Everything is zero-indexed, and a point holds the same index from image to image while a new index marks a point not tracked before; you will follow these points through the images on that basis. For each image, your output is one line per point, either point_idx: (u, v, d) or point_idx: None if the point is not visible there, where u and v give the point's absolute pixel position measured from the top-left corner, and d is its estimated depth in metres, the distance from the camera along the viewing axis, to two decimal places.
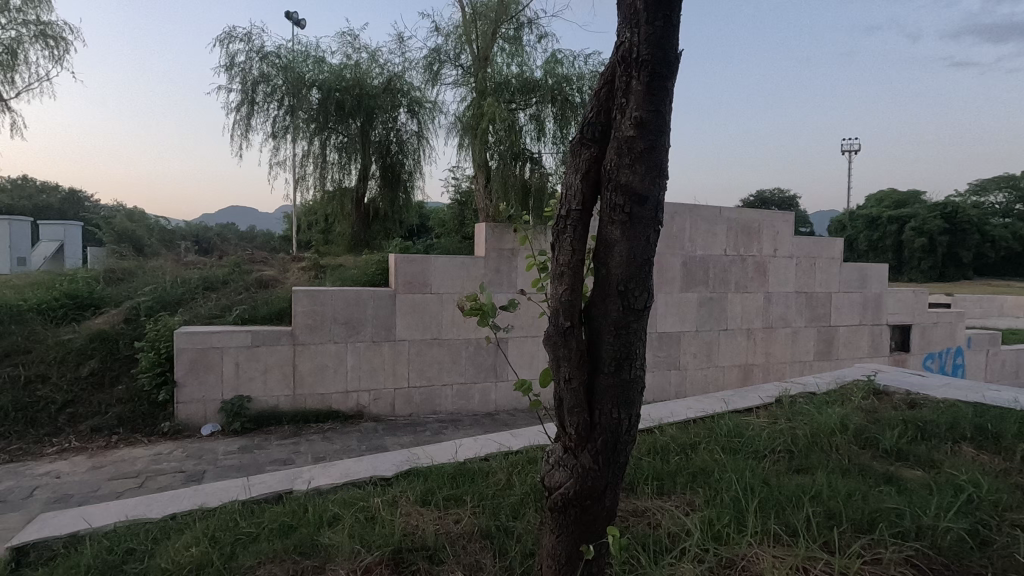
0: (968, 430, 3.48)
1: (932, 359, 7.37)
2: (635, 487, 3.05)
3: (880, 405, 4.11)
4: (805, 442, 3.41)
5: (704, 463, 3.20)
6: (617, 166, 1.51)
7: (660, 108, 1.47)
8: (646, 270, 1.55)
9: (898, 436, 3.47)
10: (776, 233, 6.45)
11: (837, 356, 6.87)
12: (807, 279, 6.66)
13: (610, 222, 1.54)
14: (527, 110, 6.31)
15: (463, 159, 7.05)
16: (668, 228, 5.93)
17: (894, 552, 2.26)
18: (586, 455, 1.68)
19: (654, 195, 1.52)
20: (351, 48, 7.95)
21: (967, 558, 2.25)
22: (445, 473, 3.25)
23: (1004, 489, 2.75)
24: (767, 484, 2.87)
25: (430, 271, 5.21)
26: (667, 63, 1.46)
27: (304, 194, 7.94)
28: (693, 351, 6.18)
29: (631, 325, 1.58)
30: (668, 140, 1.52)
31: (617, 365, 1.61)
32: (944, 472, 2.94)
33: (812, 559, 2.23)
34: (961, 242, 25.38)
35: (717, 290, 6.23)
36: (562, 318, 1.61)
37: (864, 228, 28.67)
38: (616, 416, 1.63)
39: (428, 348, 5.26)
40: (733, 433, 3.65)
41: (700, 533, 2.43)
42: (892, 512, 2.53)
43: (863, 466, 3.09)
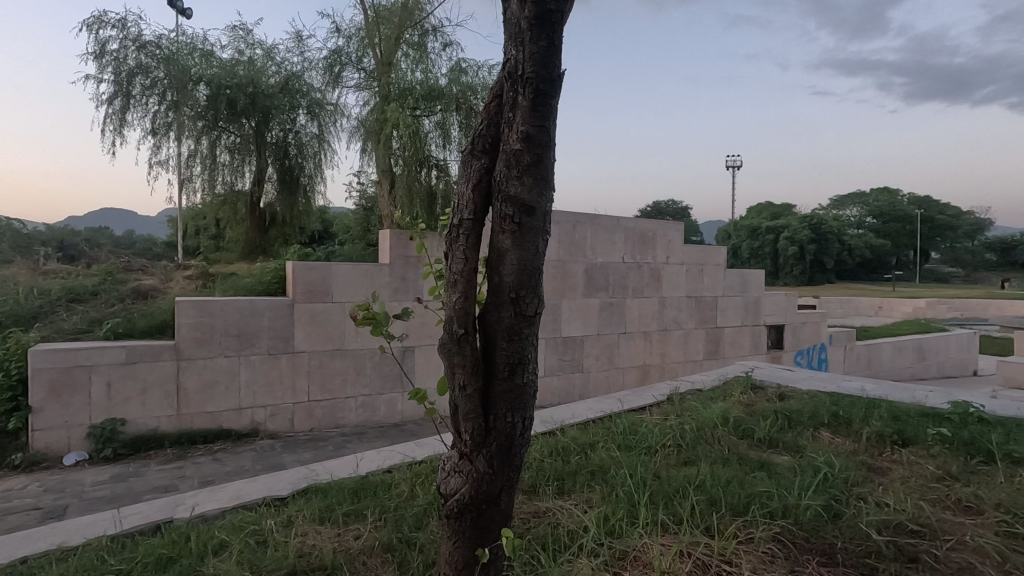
0: (826, 417, 3.93)
1: (801, 355, 8.23)
2: (537, 489, 3.13)
3: (756, 398, 4.54)
4: (692, 435, 3.69)
5: (602, 460, 3.35)
6: (506, 178, 1.56)
7: (545, 123, 1.54)
8: (537, 278, 1.61)
9: (771, 425, 3.85)
10: (668, 241, 6.91)
11: (723, 354, 7.47)
12: (696, 284, 7.20)
13: (501, 232, 1.59)
14: (432, 117, 6.23)
15: (367, 164, 6.89)
16: (571, 236, 6.17)
17: (764, 531, 2.50)
18: (481, 460, 1.70)
19: (542, 205, 1.58)
20: (243, 43, 7.50)
21: (822, 530, 2.54)
22: (345, 488, 3.14)
23: (853, 467, 3.14)
24: (658, 477, 3.07)
25: (331, 279, 5.01)
26: (551, 81, 1.53)
27: (191, 197, 7.40)
28: (595, 354, 6.44)
29: (523, 330, 1.63)
30: (554, 153, 1.60)
31: (511, 370, 1.65)
32: (807, 456, 3.30)
33: (695, 543, 2.42)
34: (825, 250, 28.65)
35: (616, 296, 6.56)
36: (456, 326, 1.63)
37: (746, 237, 31.50)
38: (510, 420, 1.68)
39: (330, 360, 5.06)
40: (629, 430, 3.86)
41: (596, 528, 2.55)
42: (765, 495, 2.80)
43: (741, 454, 3.38)
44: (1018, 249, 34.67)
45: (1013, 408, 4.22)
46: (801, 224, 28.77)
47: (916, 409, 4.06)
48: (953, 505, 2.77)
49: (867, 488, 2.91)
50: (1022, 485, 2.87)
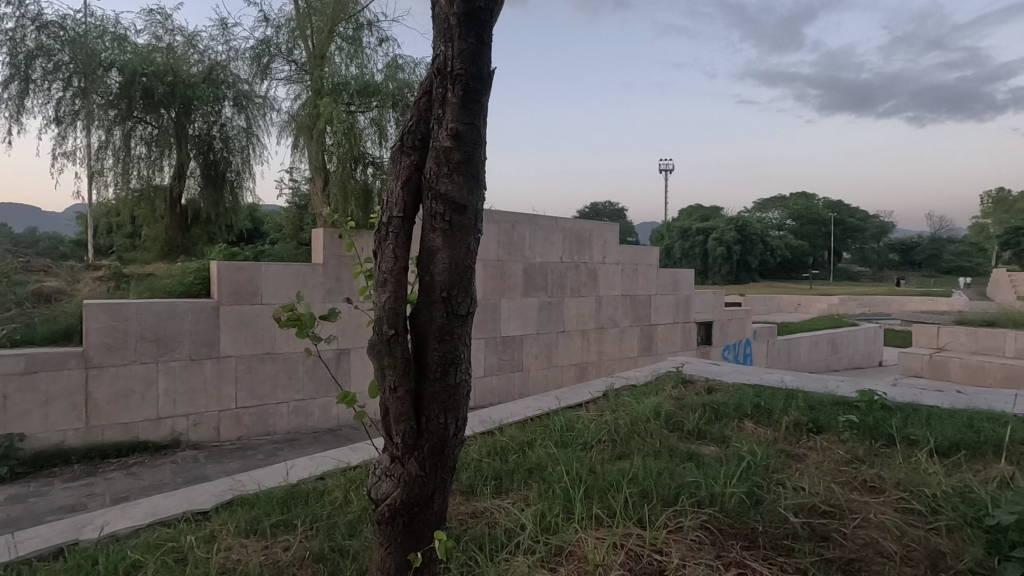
0: (749, 408, 4.15)
1: (728, 350, 8.66)
2: (474, 489, 3.12)
3: (686, 392, 4.73)
4: (626, 429, 3.79)
5: (539, 458, 3.38)
6: (436, 175, 1.54)
7: (475, 121, 1.53)
8: (469, 277, 1.59)
9: (699, 418, 4.02)
10: (604, 241, 7.07)
11: (656, 350, 7.74)
12: (631, 283, 7.42)
13: (431, 231, 1.56)
14: (367, 114, 6.07)
15: (298, 160, 6.63)
16: (509, 236, 6.19)
17: (693, 520, 2.60)
18: (413, 463, 1.68)
19: (473, 203, 1.57)
20: (161, 28, 7.01)
21: (745, 516, 2.67)
22: (274, 498, 3.00)
23: (773, 454, 3.33)
24: (593, 472, 3.13)
25: (260, 280, 4.78)
26: (481, 79, 1.52)
27: (102, 191, 6.86)
28: (534, 352, 6.50)
29: (455, 330, 1.61)
30: (484, 151, 1.59)
31: (443, 370, 1.63)
32: (731, 446, 3.48)
33: (627, 535, 2.48)
34: (750, 251, 30.33)
35: (555, 295, 6.64)
36: (385, 326, 1.59)
37: (678, 237, 32.82)
38: (443, 421, 1.66)
39: (259, 364, 4.82)
40: (566, 428, 3.92)
41: (532, 526, 2.57)
42: (693, 485, 2.91)
43: (671, 447, 3.51)
44: (916, 250, 38.07)
45: (911, 394, 4.62)
46: (729, 226, 30.31)
47: (829, 398, 4.36)
48: (860, 486, 2.99)
49: (785, 473, 3.10)
50: (918, 464, 3.15)
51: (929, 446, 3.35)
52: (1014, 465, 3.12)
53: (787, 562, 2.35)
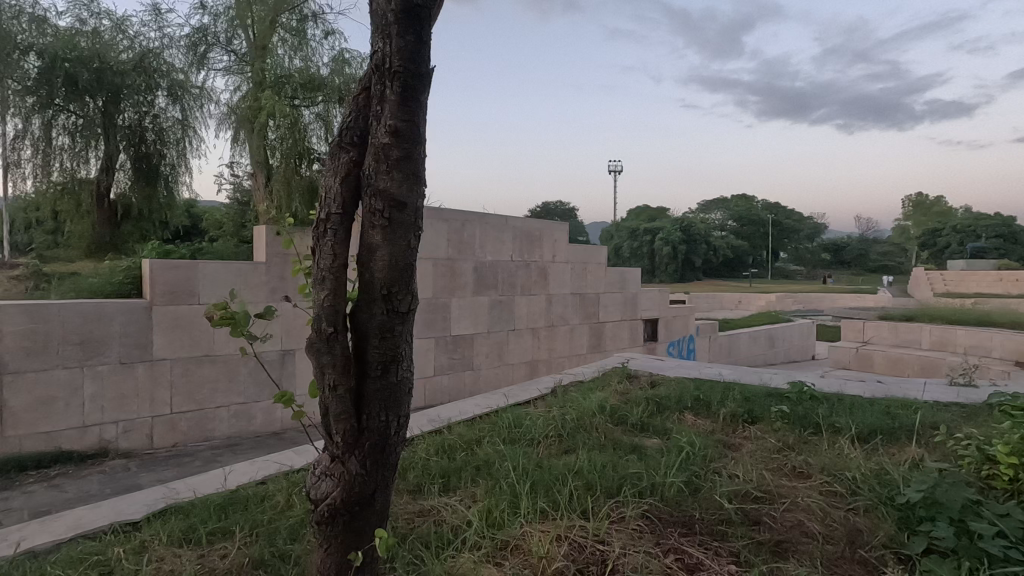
0: (690, 401, 4.32)
1: (673, 346, 8.96)
2: (421, 488, 3.11)
3: (631, 387, 4.87)
4: (572, 424, 3.87)
5: (487, 455, 3.41)
6: (375, 172, 1.53)
7: (414, 118, 1.53)
8: (410, 273, 1.59)
9: (643, 411, 4.16)
10: (555, 241, 7.16)
11: (604, 347, 7.90)
12: (580, 282, 7.55)
13: (370, 227, 1.55)
14: (312, 108, 5.91)
15: (239, 154, 6.41)
16: (459, 234, 6.17)
17: (634, 509, 2.69)
18: (354, 462, 1.66)
19: (413, 200, 1.57)
20: (85, 10, 6.59)
21: (683, 504, 2.79)
22: (211, 504, 2.89)
23: (711, 445, 3.49)
24: (540, 467, 3.18)
25: (197, 279, 4.58)
26: (420, 76, 1.52)
27: (19, 184, 6.40)
28: (485, 351, 6.51)
29: (396, 328, 1.61)
30: (424, 149, 1.59)
31: (384, 367, 1.62)
32: (672, 438, 3.61)
33: (570, 527, 2.54)
34: (695, 250, 31.44)
35: (505, 294, 6.68)
36: (324, 324, 1.57)
37: (627, 237, 33.60)
38: (384, 419, 1.65)
39: (197, 367, 4.62)
40: (514, 424, 3.96)
41: (478, 522, 2.59)
42: (635, 476, 3.01)
43: (615, 440, 3.61)
44: (845, 250, 40.50)
45: (836, 385, 4.93)
46: (674, 226, 31.31)
47: (763, 390, 4.61)
48: (789, 472, 3.18)
49: (721, 463, 3.25)
50: (840, 450, 3.36)
51: (852, 432, 3.58)
52: (924, 447, 3.38)
53: (721, 546, 2.46)
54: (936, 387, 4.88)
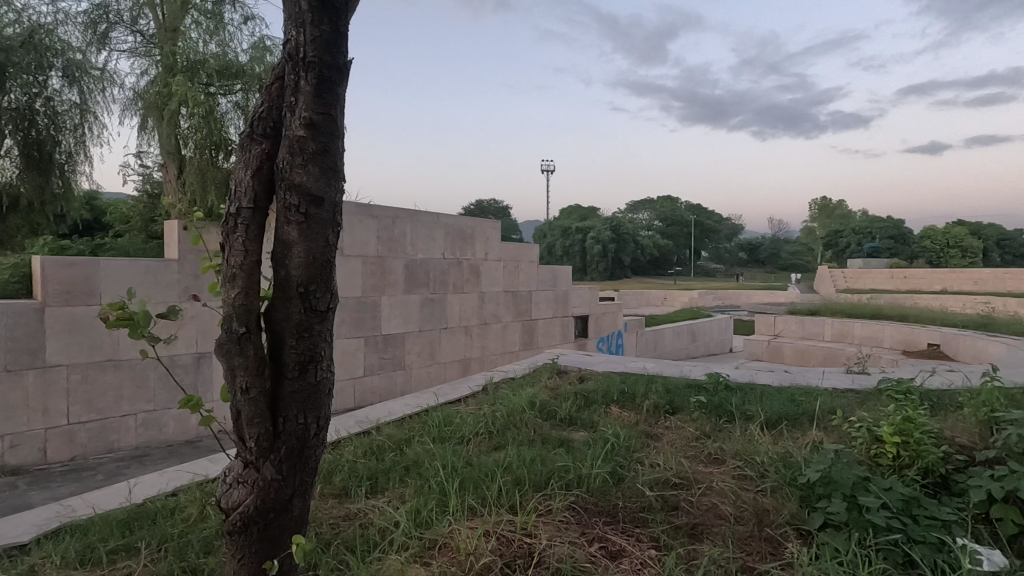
0: (616, 394, 4.47)
1: (602, 342, 9.24)
2: (348, 492, 3.04)
3: (560, 382, 4.99)
4: (502, 421, 3.91)
5: (417, 454, 3.37)
6: (290, 165, 1.47)
7: (331, 111, 1.48)
8: (328, 271, 1.54)
9: (571, 405, 4.26)
10: (487, 238, 7.18)
11: (536, 344, 8.02)
12: (513, 280, 7.61)
13: (285, 223, 1.49)
14: (229, 97, 5.58)
15: (147, 143, 5.95)
16: (390, 231, 6.05)
17: (561, 501, 2.75)
18: (269, 467, 1.60)
19: (331, 196, 1.52)
20: None
21: (608, 494, 2.88)
22: (113, 520, 2.68)
23: (634, 435, 3.63)
24: (470, 464, 3.19)
25: (98, 278, 4.21)
26: (336, 69, 1.48)
27: None
28: (417, 350, 6.42)
29: (314, 327, 1.56)
30: (343, 143, 1.55)
31: (302, 368, 1.57)
32: (599, 430, 3.72)
33: (498, 522, 2.56)
34: (623, 249, 32.56)
35: (437, 292, 6.62)
36: (236, 324, 1.51)
37: (559, 236, 34.22)
38: (302, 421, 1.60)
39: (99, 373, 4.25)
40: (444, 423, 3.94)
41: (406, 522, 2.56)
42: (563, 469, 3.08)
43: (544, 435, 3.67)
44: (759, 249, 43.31)
45: (749, 375, 5.28)
46: (604, 226, 32.27)
47: (683, 381, 4.85)
48: (705, 458, 3.37)
49: (643, 452, 3.39)
50: (751, 436, 3.60)
51: (761, 419, 3.84)
52: (824, 430, 3.68)
53: (642, 532, 2.57)
54: (834, 375, 5.33)
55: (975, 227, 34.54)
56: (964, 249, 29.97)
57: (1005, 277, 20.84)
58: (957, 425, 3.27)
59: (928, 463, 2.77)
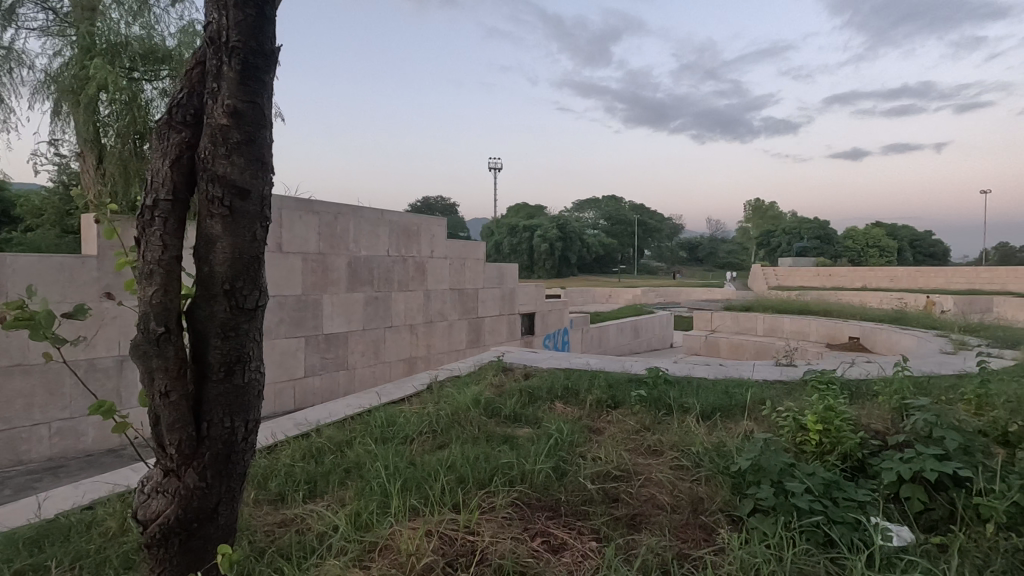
0: (560, 390, 4.53)
1: (548, 339, 9.34)
2: (285, 497, 2.93)
3: (505, 379, 5.00)
4: (447, 419, 3.88)
5: (358, 456, 3.29)
6: (212, 155, 1.40)
7: (257, 99, 1.42)
8: (256, 267, 1.47)
9: (516, 402, 4.28)
10: (432, 236, 7.09)
11: (482, 342, 8.02)
12: (459, 277, 7.56)
13: (208, 216, 1.41)
14: (155, 83, 5.24)
15: (61, 130, 5.50)
16: (332, 227, 5.87)
17: (504, 498, 2.75)
18: (192, 474, 1.52)
19: (258, 188, 1.45)
20: None
21: (551, 488, 2.92)
22: (19, 539, 2.46)
23: (577, 430, 3.68)
24: (412, 464, 3.15)
25: (3, 276, 3.85)
26: (263, 54, 1.42)
27: None
28: (360, 350, 6.27)
29: (241, 326, 1.48)
30: (270, 134, 1.48)
31: (228, 370, 1.49)
32: (543, 426, 3.76)
33: (440, 521, 2.53)
34: (570, 247, 33.08)
35: (381, 290, 6.49)
36: (153, 323, 1.43)
37: (507, 234, 34.29)
38: (228, 425, 1.52)
39: (5, 379, 3.90)
40: (386, 423, 3.87)
41: (345, 525, 2.49)
42: (506, 466, 3.08)
43: (488, 433, 3.66)
44: (698, 249, 45.12)
45: (686, 369, 5.48)
46: (552, 224, 32.66)
47: (625, 376, 4.98)
48: (645, 450, 3.46)
49: (585, 447, 3.44)
50: (687, 427, 3.73)
51: (697, 411, 3.99)
52: (754, 420, 3.87)
53: (583, 525, 2.62)
54: (764, 367, 5.62)
55: (890, 228, 37.32)
56: (880, 249, 32.38)
57: (915, 275, 22.66)
58: (873, 412, 3.51)
59: (847, 448, 2.95)
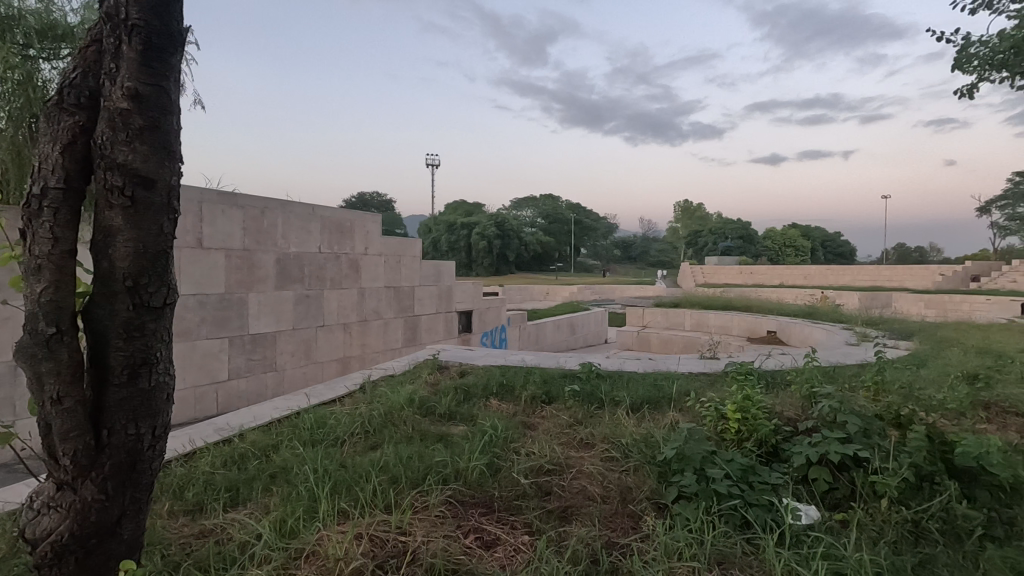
0: (495, 387, 4.55)
1: (486, 336, 9.35)
2: (203, 507, 2.77)
3: (440, 377, 4.96)
4: (380, 420, 3.80)
5: (284, 460, 3.16)
6: (111, 141, 1.30)
7: (161, 82, 1.33)
8: (163, 262, 1.38)
9: (451, 400, 4.26)
10: (366, 232, 6.92)
11: (418, 340, 7.91)
12: (394, 275, 7.42)
13: (107, 207, 1.31)
14: (54, 62, 4.77)
15: None
16: (258, 222, 5.60)
17: (438, 496, 2.73)
18: (90, 487, 1.40)
19: (165, 178, 1.36)
20: None
21: (484, 485, 2.92)
22: None
23: (511, 426, 3.71)
24: (343, 466, 3.06)
25: None
26: (168, 35, 1.34)
27: None
28: (289, 350, 6.02)
29: (147, 326, 1.38)
30: (178, 121, 1.40)
31: (131, 373, 1.39)
32: (477, 423, 3.75)
33: (371, 523, 2.48)
34: (508, 245, 33.24)
35: (312, 288, 6.26)
36: (43, 324, 1.32)
37: (444, 231, 33.96)
38: (132, 432, 1.42)
39: None
40: (316, 425, 3.74)
41: (269, 533, 2.38)
42: (440, 464, 3.06)
43: (422, 431, 3.62)
44: (631, 248, 46.66)
45: (617, 363, 5.64)
46: (490, 221, 32.71)
47: (558, 372, 5.07)
48: (577, 444, 3.54)
49: (519, 442, 3.48)
50: (618, 420, 3.84)
51: (627, 404, 4.13)
52: (680, 411, 4.05)
53: (516, 520, 2.64)
54: (689, 360, 5.88)
55: (804, 229, 40.10)
56: (795, 249, 34.72)
57: (826, 273, 24.47)
58: (786, 401, 3.76)
59: (762, 435, 3.14)
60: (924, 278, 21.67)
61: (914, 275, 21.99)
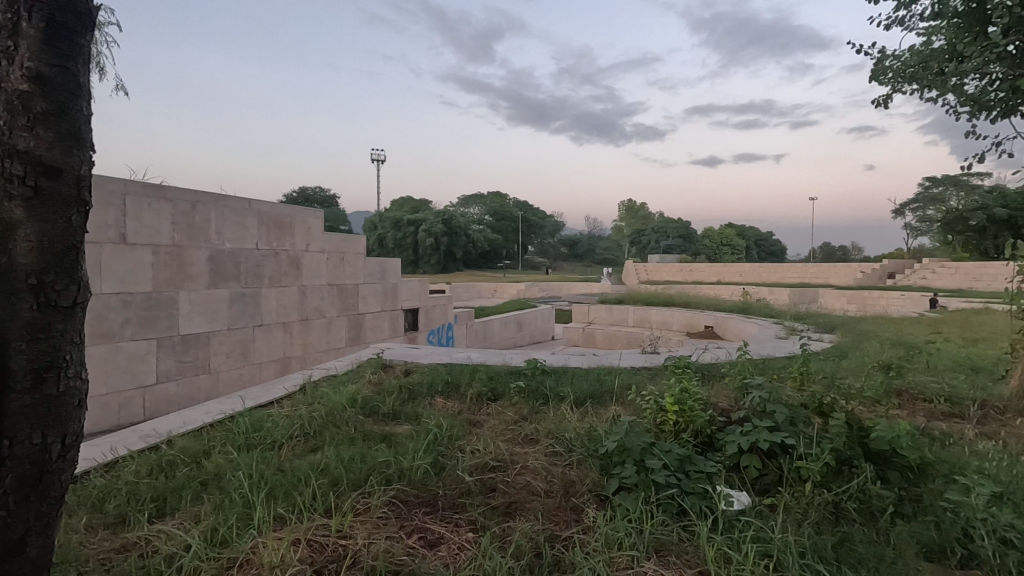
0: (440, 385, 4.51)
1: (432, 334, 9.25)
2: (126, 519, 2.60)
3: (384, 376, 4.87)
4: (321, 421, 3.69)
5: (217, 467, 3.01)
6: (9, 126, 1.19)
7: (66, 63, 1.24)
8: (71, 258, 1.29)
9: (395, 399, 4.19)
10: (308, 228, 6.69)
11: (361, 339, 7.73)
12: (337, 272, 7.22)
13: (5, 198, 1.21)
14: None
15: None
16: (189, 217, 5.30)
17: (380, 497, 2.68)
18: None
19: (73, 167, 1.27)
20: None
21: (429, 484, 2.89)
22: None
23: (457, 424, 3.69)
24: (280, 470, 2.95)
25: None
26: (75, 14, 1.25)
27: None
28: (223, 351, 5.74)
29: (54, 326, 1.28)
30: (86, 106, 1.30)
31: (36, 378, 1.28)
32: (422, 422, 3.71)
33: (310, 527, 2.40)
34: (456, 242, 33.02)
35: (249, 285, 6.00)
36: None
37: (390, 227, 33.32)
38: (38, 442, 1.31)
39: None
40: (252, 429, 3.59)
41: (199, 543, 2.26)
42: (383, 464, 3.01)
43: (365, 432, 3.54)
44: (577, 246, 47.44)
45: (562, 359, 5.72)
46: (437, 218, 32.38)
47: (504, 368, 5.08)
48: (521, 440, 3.56)
49: (464, 440, 3.47)
50: (562, 415, 3.90)
51: (572, 399, 4.19)
52: (621, 405, 4.15)
53: (460, 517, 2.63)
54: (632, 355, 6.03)
55: (740, 229, 42.00)
56: (732, 248, 36.32)
57: (759, 270, 25.74)
58: (721, 392, 3.93)
59: (698, 426, 3.26)
60: (847, 275, 23.17)
61: (838, 273, 23.49)
